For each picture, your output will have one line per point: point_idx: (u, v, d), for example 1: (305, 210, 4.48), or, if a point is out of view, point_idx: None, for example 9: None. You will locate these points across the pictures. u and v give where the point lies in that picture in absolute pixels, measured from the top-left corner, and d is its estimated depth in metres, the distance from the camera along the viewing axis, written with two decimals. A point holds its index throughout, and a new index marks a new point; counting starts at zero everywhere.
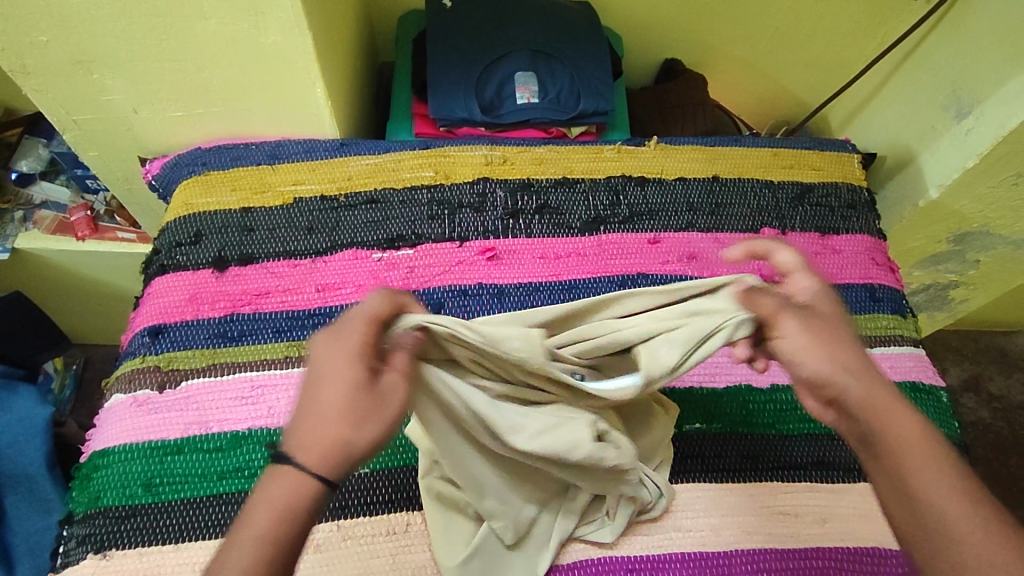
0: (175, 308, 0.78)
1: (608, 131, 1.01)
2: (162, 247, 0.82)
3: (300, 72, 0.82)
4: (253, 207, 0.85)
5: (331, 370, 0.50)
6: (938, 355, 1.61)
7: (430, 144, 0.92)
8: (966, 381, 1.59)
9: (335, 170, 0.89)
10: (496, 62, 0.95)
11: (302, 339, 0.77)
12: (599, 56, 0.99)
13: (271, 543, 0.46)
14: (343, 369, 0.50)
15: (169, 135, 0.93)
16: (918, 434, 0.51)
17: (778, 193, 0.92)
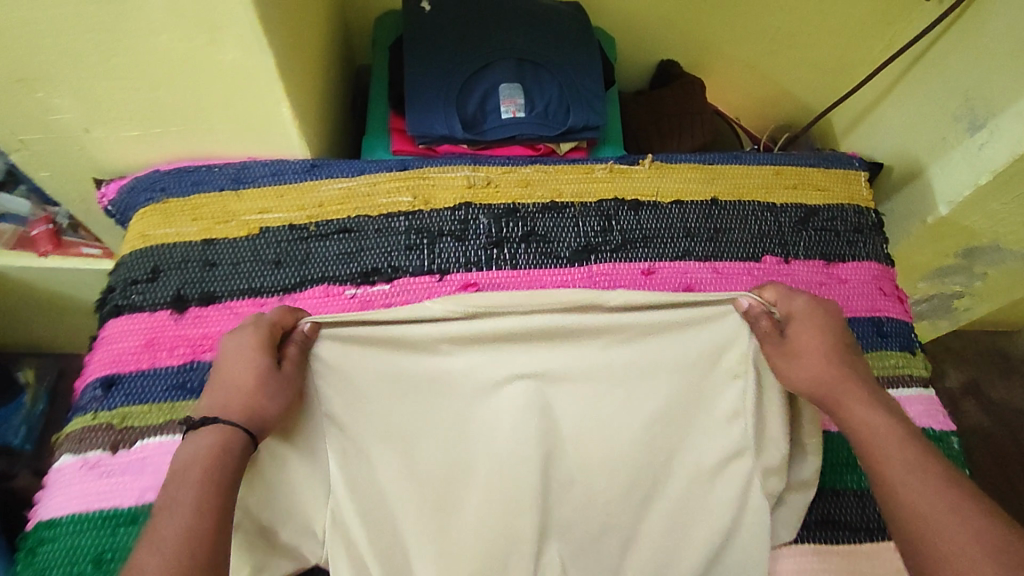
0: (129, 356, 0.72)
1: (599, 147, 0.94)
2: (117, 286, 0.76)
3: (263, 92, 0.75)
4: (215, 239, 0.79)
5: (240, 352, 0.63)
6: (937, 359, 1.57)
7: (408, 165, 0.86)
8: (966, 385, 1.56)
9: (305, 196, 0.82)
10: (479, 73, 0.88)
11: None
12: (591, 65, 0.91)
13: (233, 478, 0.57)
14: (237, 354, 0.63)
15: (125, 156, 0.86)
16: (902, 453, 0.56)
17: (781, 216, 0.86)
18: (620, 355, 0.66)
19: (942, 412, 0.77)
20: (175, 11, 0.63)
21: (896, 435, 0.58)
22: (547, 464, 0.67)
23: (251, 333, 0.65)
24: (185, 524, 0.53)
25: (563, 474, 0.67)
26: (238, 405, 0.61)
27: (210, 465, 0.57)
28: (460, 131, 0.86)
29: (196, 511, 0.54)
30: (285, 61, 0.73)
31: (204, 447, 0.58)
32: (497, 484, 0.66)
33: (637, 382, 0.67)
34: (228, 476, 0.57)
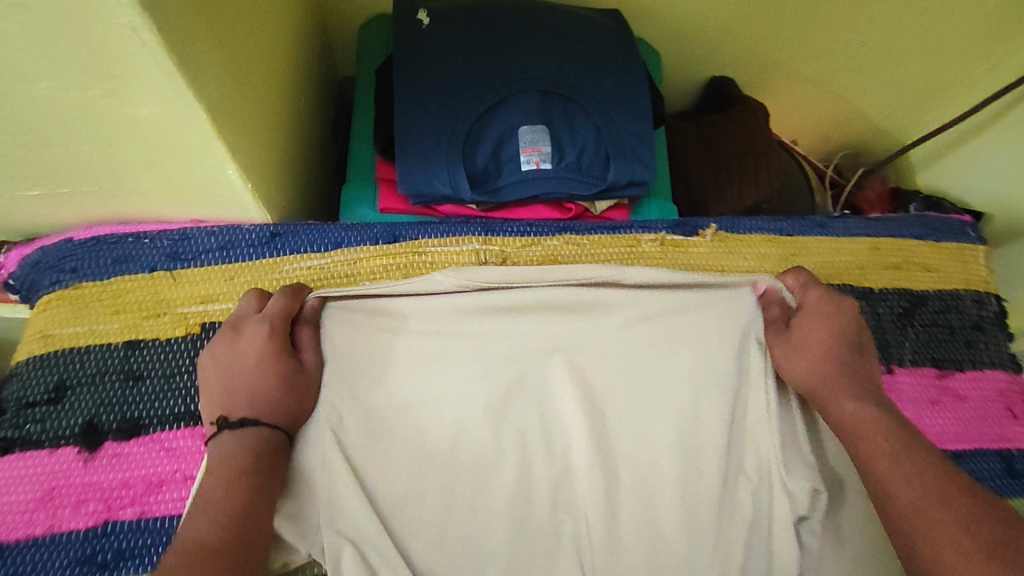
0: (18, 515, 0.53)
1: (643, 203, 0.73)
2: (7, 408, 0.57)
3: (196, 149, 0.55)
4: (140, 340, 0.59)
5: (246, 363, 0.56)
6: None
7: (398, 233, 0.65)
8: None
9: (264, 278, 0.63)
10: (492, 111, 0.68)
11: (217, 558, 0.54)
12: (637, 98, 0.70)
13: (256, 487, 0.51)
14: (248, 358, 0.56)
15: (28, 217, 0.66)
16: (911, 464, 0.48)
17: (880, 308, 0.66)
18: (643, 324, 0.61)
19: None
20: (53, 52, 0.43)
21: (893, 439, 0.50)
22: (535, 491, 0.57)
23: (258, 337, 0.57)
24: (237, 506, 0.49)
25: (557, 494, 0.57)
26: (266, 402, 0.55)
27: (253, 454, 0.52)
28: (466, 191, 0.66)
29: (241, 501, 0.50)
30: (224, 108, 0.53)
31: (228, 451, 0.52)
32: (474, 507, 0.56)
33: (652, 363, 0.59)
34: (275, 462, 0.53)
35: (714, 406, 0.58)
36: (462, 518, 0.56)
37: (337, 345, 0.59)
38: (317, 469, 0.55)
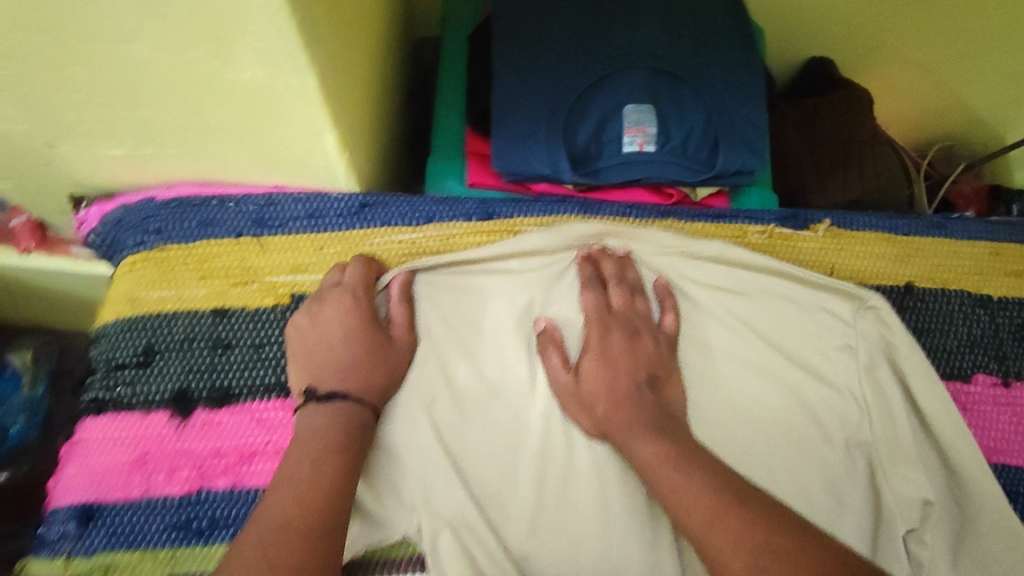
0: (113, 476, 0.53)
1: (745, 192, 0.69)
2: (99, 367, 0.57)
3: (297, 122, 0.52)
4: (229, 309, 0.58)
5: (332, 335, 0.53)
6: None
7: (493, 210, 0.63)
8: None
9: (354, 251, 0.60)
10: (596, 87, 0.64)
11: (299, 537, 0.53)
12: (748, 82, 0.66)
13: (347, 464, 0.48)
14: (333, 329, 0.54)
15: (110, 173, 0.64)
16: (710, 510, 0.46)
17: (999, 317, 0.62)
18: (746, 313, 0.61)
19: None
20: (163, 9, 0.41)
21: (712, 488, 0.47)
22: (626, 491, 0.55)
23: (345, 307, 0.55)
24: (328, 478, 0.47)
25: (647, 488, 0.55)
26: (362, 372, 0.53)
27: (338, 423, 0.50)
28: (567, 172, 0.62)
29: (333, 470, 0.47)
30: (332, 79, 0.50)
31: (314, 426, 0.50)
32: (563, 497, 0.54)
33: (760, 349, 0.60)
34: (358, 432, 0.50)
35: (819, 400, 0.59)
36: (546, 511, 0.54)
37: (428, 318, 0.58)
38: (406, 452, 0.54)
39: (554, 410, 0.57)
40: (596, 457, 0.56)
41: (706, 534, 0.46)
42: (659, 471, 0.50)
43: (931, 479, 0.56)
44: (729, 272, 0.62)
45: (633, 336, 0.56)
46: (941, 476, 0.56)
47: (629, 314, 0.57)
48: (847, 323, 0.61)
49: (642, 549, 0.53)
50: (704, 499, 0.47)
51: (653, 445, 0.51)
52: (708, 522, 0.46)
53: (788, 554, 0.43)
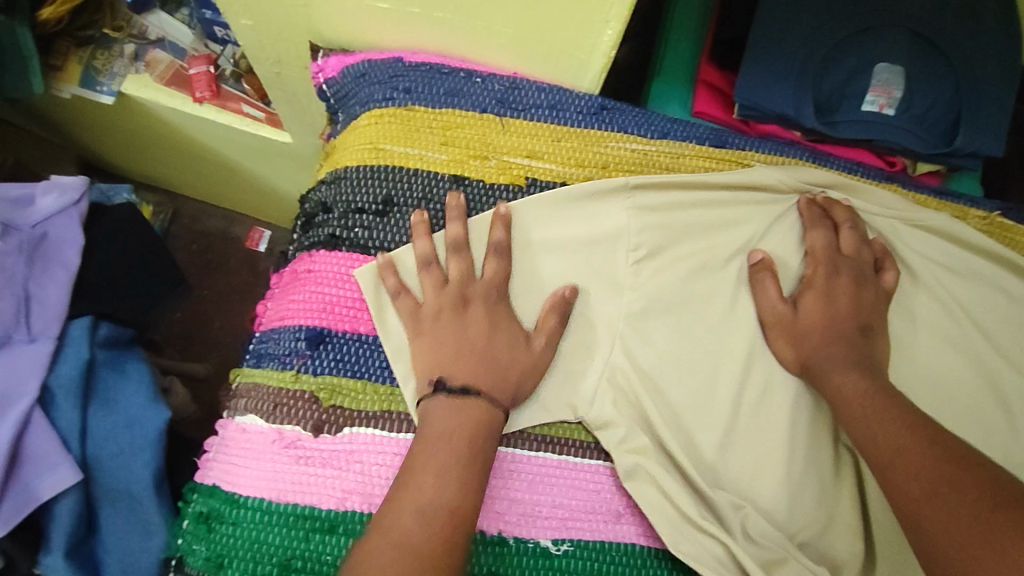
0: (345, 307, 0.55)
1: (959, 177, 0.69)
2: (336, 206, 0.59)
3: (593, 7, 0.53)
4: (466, 178, 0.59)
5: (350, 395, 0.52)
6: None
7: (726, 140, 0.63)
8: None
9: (588, 149, 0.61)
10: (852, 40, 0.63)
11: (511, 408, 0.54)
12: (1002, 65, 0.65)
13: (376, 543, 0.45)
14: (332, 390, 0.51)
15: (359, 28, 0.65)
16: (917, 450, 0.46)
17: None
18: (963, 291, 0.61)
19: None
20: None
21: (914, 437, 0.47)
22: (816, 429, 0.56)
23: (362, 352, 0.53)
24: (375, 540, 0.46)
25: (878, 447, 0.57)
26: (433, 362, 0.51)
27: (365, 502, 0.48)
28: (809, 116, 0.62)
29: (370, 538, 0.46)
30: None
31: None
32: (756, 420, 0.56)
33: (965, 329, 0.60)
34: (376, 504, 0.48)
35: (1017, 391, 0.59)
36: (737, 429, 0.55)
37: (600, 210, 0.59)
38: (600, 353, 0.56)
39: (756, 339, 0.58)
40: (791, 392, 0.57)
41: (901, 484, 0.45)
42: (864, 416, 0.50)
43: None
44: (939, 249, 0.62)
45: (859, 282, 0.58)
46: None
47: (857, 260, 0.58)
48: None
49: (824, 483, 0.55)
50: (898, 433, 0.47)
51: (859, 380, 0.52)
52: (899, 453, 0.46)
53: (972, 488, 0.42)
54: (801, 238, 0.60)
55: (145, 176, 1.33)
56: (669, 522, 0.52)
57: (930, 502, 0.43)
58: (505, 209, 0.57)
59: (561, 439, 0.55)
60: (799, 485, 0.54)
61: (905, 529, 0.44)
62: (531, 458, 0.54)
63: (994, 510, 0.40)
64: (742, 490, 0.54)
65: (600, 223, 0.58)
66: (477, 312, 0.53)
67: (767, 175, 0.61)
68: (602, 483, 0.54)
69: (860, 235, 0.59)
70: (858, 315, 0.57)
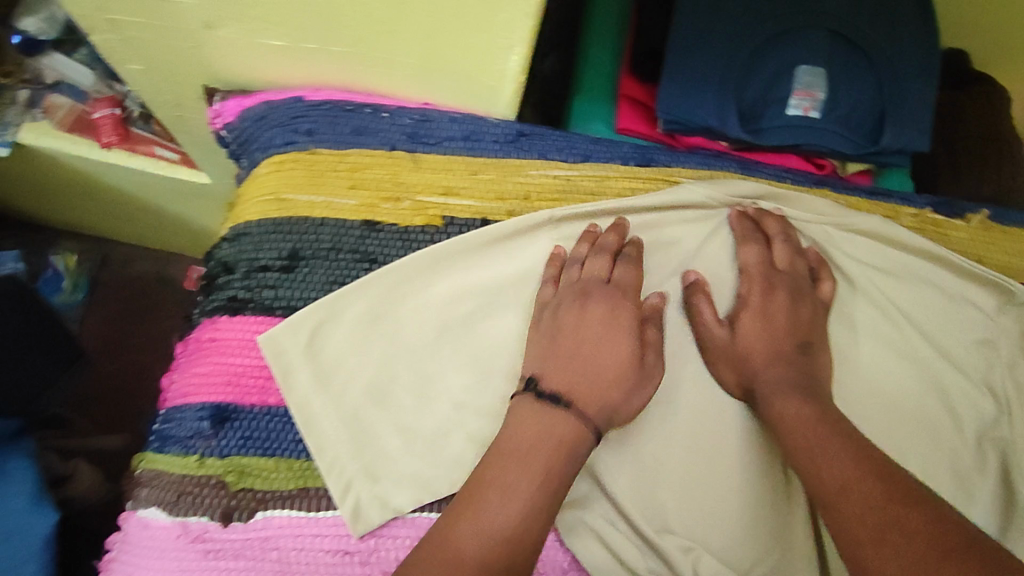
0: (251, 378, 0.51)
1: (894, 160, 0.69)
2: (237, 266, 0.54)
3: (495, 31, 0.49)
4: (378, 223, 0.55)
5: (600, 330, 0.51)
6: None
7: (651, 157, 0.60)
8: None
9: (508, 179, 0.58)
10: (772, 44, 0.61)
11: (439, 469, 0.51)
12: (923, 60, 0.63)
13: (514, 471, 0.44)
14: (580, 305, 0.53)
15: (255, 68, 0.60)
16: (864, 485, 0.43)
17: None
18: (898, 296, 0.60)
19: None
20: None
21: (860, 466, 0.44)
22: (764, 456, 0.54)
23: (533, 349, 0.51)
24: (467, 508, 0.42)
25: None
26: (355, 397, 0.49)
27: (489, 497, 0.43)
28: (734, 127, 0.60)
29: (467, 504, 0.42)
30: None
31: None
32: (701, 454, 0.53)
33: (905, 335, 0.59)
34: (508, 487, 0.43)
35: (961, 394, 0.58)
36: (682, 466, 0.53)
37: (522, 247, 0.56)
38: None
39: (698, 367, 0.55)
40: (735, 419, 0.54)
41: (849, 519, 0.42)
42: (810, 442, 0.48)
43: None
44: (869, 254, 0.61)
45: (796, 295, 0.56)
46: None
47: (792, 273, 0.56)
48: (991, 317, 0.61)
49: (776, 513, 0.53)
50: (842, 465, 0.45)
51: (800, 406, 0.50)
52: (841, 484, 0.44)
53: (921, 533, 0.40)
54: (732, 255, 0.58)
55: (63, 223, 1.24)
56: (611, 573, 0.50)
57: (878, 546, 0.40)
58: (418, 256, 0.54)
59: None
60: (751, 520, 0.52)
61: (848, 569, 0.42)
62: None
63: (947, 558, 0.38)
64: (692, 530, 0.51)
65: (523, 260, 0.56)
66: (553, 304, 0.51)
67: (695, 191, 0.58)
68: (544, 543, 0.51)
69: (790, 250, 0.57)
70: (796, 335, 0.55)
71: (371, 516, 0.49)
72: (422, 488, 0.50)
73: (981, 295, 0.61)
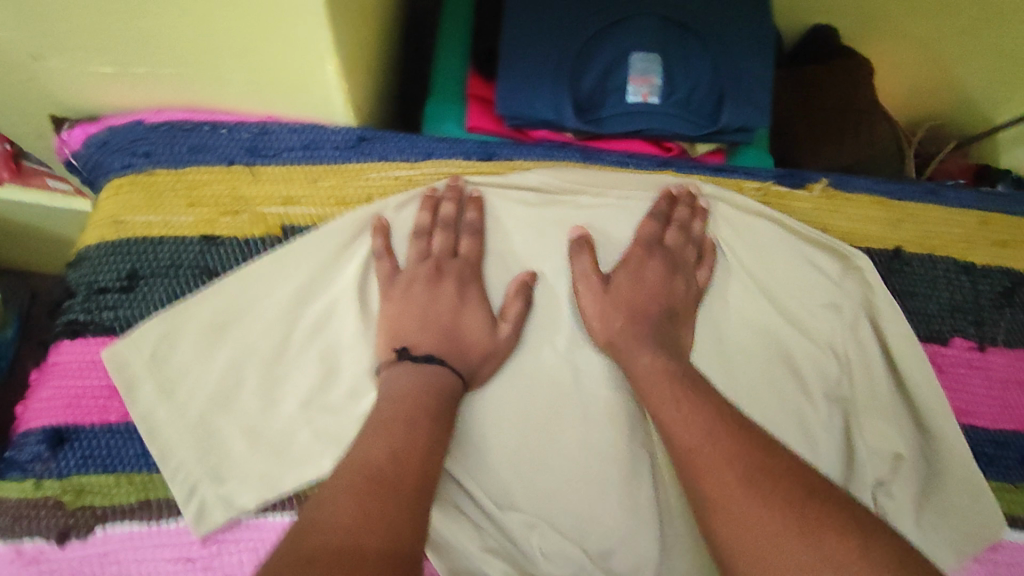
0: (89, 398, 0.52)
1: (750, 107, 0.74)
2: (80, 289, 0.55)
3: (304, 51, 0.50)
4: (218, 237, 0.56)
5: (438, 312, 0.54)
6: None
7: (492, 152, 0.61)
8: None
9: (347, 184, 0.58)
10: (604, 33, 0.62)
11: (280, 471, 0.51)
12: (759, 38, 0.64)
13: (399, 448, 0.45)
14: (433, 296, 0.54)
15: (95, 95, 0.60)
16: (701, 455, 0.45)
17: (981, 284, 0.64)
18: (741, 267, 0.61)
19: None
20: None
21: None
22: (611, 434, 0.55)
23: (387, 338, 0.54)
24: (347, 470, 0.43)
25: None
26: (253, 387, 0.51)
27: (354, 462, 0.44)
28: (570, 117, 0.60)
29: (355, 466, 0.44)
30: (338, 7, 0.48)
31: None
32: (548, 436, 0.54)
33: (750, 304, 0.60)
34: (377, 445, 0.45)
35: (808, 357, 0.60)
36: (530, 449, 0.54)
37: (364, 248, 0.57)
38: None
39: (545, 353, 0.57)
40: (579, 401, 0.56)
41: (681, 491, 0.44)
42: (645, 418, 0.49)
43: (902, 432, 0.58)
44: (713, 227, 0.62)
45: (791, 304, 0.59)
46: (913, 432, 0.59)
47: (676, 251, 0.59)
48: (836, 281, 0.62)
49: (622, 487, 0.54)
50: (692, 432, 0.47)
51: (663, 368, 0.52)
52: (700, 451, 0.46)
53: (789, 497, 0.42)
54: (567, 245, 0.59)
55: None
56: (448, 559, 0.51)
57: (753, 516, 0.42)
58: (256, 265, 0.55)
59: None
60: (596, 494, 0.53)
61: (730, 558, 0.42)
62: None
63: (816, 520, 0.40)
64: (539, 509, 0.53)
65: (362, 260, 0.57)
66: (429, 299, 0.54)
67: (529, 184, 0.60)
68: None
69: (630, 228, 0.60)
70: (646, 306, 0.56)
71: (214, 515, 0.50)
72: (265, 486, 0.51)
73: (826, 259, 0.62)
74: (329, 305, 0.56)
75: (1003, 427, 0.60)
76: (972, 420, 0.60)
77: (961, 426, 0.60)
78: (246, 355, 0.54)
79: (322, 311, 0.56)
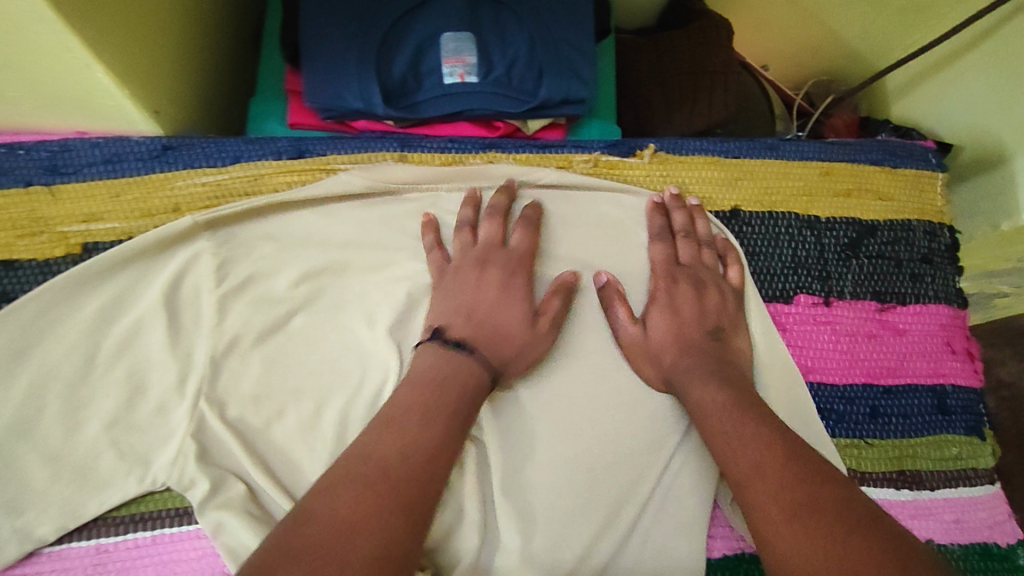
0: None
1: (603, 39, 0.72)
2: None
3: (71, 66, 0.47)
4: (17, 261, 0.55)
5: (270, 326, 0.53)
6: None
7: (305, 148, 0.59)
8: None
9: (153, 196, 0.57)
10: (412, 16, 0.60)
11: (79, 496, 0.50)
12: (578, 7, 0.63)
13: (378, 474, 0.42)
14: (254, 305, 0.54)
15: None
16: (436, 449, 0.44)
17: (826, 238, 0.62)
18: (568, 243, 0.59)
19: (1010, 512, 0.59)
20: None
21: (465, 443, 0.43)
22: None
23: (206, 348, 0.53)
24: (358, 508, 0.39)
25: (514, 418, 0.54)
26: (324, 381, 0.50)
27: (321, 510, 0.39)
28: (379, 105, 0.59)
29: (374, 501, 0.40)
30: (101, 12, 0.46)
31: None
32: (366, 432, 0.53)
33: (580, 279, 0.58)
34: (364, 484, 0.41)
35: None
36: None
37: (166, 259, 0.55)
38: (185, 407, 0.53)
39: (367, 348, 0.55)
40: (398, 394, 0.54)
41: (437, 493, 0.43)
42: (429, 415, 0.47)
43: None
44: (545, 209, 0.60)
45: (701, 287, 0.56)
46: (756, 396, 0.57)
47: (698, 266, 0.58)
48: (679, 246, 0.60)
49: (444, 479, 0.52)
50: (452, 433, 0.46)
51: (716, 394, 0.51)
52: (748, 459, 0.46)
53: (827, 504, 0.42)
54: (385, 237, 0.58)
55: None
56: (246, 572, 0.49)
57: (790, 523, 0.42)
58: (43, 289, 0.52)
59: (149, 514, 0.51)
60: None
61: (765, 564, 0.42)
62: (119, 543, 0.50)
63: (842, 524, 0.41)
64: None
65: (164, 271, 0.55)
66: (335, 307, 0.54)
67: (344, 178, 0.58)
68: (196, 548, 0.50)
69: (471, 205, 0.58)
70: (463, 290, 0.54)
71: (8, 550, 0.49)
72: (67, 514, 0.50)
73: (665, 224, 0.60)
74: (132, 322, 0.54)
75: (852, 382, 0.59)
76: (820, 376, 0.59)
77: (808, 383, 0.58)
78: (47, 381, 0.52)
79: (127, 327, 0.54)
